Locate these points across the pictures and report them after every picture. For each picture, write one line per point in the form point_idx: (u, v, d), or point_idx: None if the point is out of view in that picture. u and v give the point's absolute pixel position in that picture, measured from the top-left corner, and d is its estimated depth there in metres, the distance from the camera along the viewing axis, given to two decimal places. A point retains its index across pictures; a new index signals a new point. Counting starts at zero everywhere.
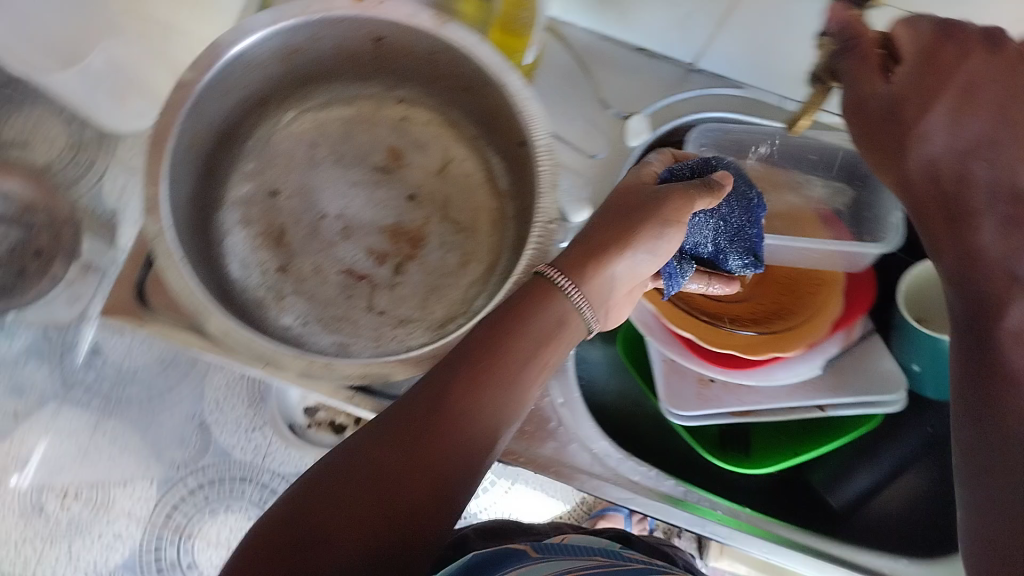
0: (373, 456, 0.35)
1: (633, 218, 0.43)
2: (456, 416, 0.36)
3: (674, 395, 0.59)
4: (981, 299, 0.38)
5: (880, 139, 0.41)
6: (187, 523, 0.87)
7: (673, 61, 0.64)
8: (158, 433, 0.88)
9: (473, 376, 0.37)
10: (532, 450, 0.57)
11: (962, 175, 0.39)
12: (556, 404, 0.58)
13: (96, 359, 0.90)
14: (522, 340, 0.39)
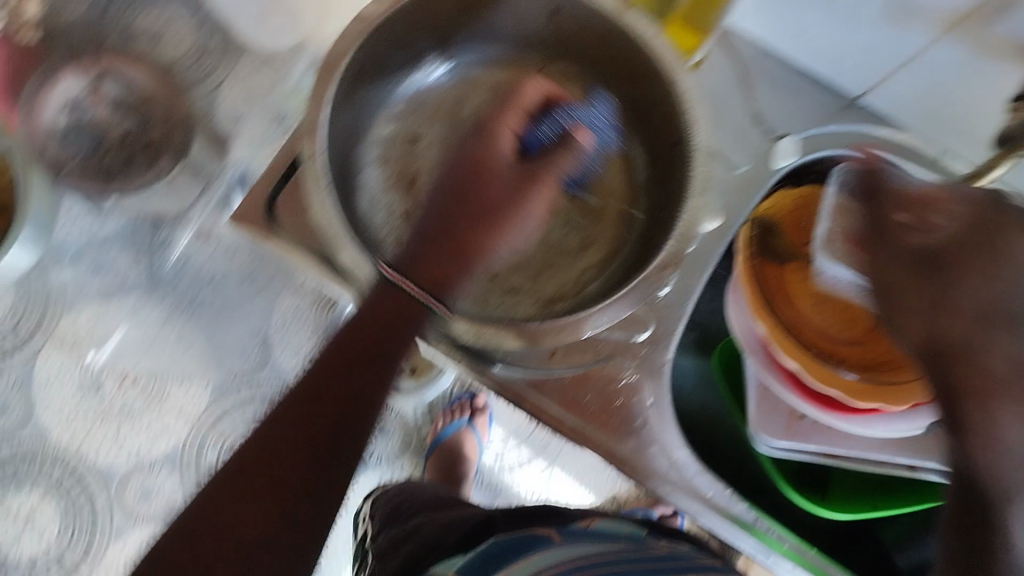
0: (260, 458, 0.46)
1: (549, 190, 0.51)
2: (316, 417, 0.47)
3: (764, 422, 0.60)
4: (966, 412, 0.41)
5: (910, 299, 0.44)
6: (231, 431, 1.08)
7: (834, 91, 0.64)
8: (220, 342, 1.10)
9: (327, 381, 0.48)
10: (611, 444, 0.58)
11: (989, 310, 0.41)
12: (646, 403, 0.58)
13: (184, 262, 1.09)
14: (378, 345, 0.49)
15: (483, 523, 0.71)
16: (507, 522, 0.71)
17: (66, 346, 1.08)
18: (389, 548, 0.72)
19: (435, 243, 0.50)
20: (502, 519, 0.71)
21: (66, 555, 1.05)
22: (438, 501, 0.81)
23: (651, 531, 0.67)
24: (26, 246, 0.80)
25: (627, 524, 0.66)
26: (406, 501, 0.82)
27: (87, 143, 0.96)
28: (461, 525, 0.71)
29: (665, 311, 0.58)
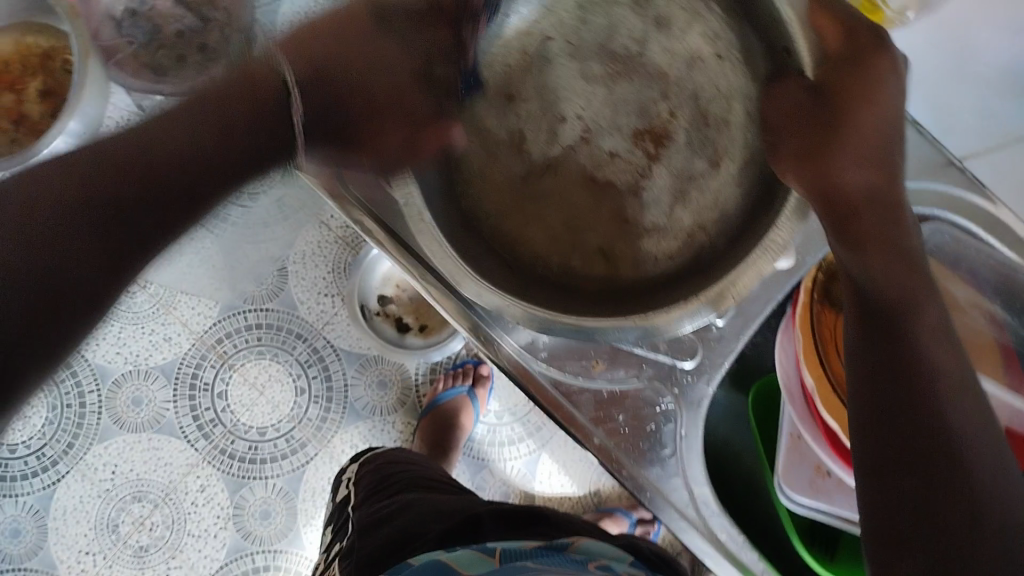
0: (92, 182, 0.45)
1: (253, 103, 0.52)
2: (181, 148, 0.49)
3: (790, 473, 0.59)
4: (881, 309, 0.46)
5: (807, 130, 0.50)
6: (233, 353, 1.07)
7: (940, 147, 0.62)
8: (237, 266, 1.08)
9: (211, 117, 0.51)
10: (637, 467, 0.57)
11: (848, 189, 0.49)
12: (677, 435, 0.58)
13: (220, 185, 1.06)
14: (251, 106, 0.52)
15: (466, 519, 0.70)
16: (489, 522, 0.70)
17: None
18: (371, 526, 0.71)
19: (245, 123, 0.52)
20: (486, 519, 0.70)
21: (49, 447, 1.03)
22: (421, 483, 0.79)
23: (636, 557, 0.65)
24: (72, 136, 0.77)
25: (615, 548, 0.64)
26: (392, 474, 0.82)
27: (143, 31, 0.93)
28: (447, 516, 0.70)
29: (716, 343, 0.57)
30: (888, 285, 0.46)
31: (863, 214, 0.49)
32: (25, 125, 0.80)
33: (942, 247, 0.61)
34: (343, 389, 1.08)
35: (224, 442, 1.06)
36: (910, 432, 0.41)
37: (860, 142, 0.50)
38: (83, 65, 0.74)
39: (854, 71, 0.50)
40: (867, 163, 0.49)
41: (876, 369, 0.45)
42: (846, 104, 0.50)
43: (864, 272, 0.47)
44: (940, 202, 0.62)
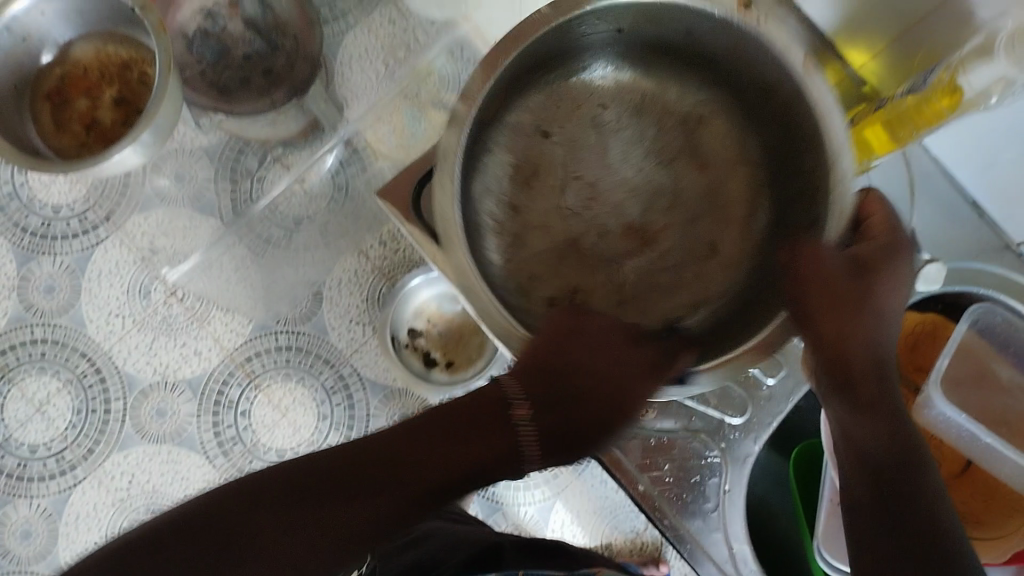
0: (296, 480, 0.48)
1: (465, 422, 0.52)
2: (424, 455, 0.50)
3: (830, 537, 0.61)
4: (890, 455, 0.46)
5: (831, 284, 0.49)
6: (261, 372, 1.05)
7: (998, 231, 0.65)
8: (276, 284, 1.08)
9: (441, 431, 0.52)
10: (679, 518, 0.62)
11: (864, 350, 0.49)
12: (721, 487, 0.62)
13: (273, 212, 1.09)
14: (494, 422, 0.52)
15: (488, 549, 0.70)
16: (512, 553, 0.70)
17: (128, 247, 1.07)
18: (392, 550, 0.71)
19: (478, 433, 0.52)
20: (507, 548, 0.71)
21: (70, 451, 1.03)
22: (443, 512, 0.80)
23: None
24: (142, 146, 0.79)
25: None
26: None
27: (213, 52, 0.94)
28: (470, 544, 0.71)
29: (765, 401, 0.62)
30: (894, 444, 0.47)
31: (869, 376, 0.49)
32: (96, 131, 0.82)
33: (995, 328, 0.62)
34: (363, 420, 1.04)
35: (243, 462, 1.03)
36: (904, 517, 0.44)
37: (880, 308, 0.50)
38: (163, 79, 0.77)
39: (885, 253, 0.50)
40: (884, 331, 0.50)
41: (881, 510, 0.45)
42: (875, 278, 0.50)
43: (871, 438, 0.47)
44: (998, 285, 0.64)
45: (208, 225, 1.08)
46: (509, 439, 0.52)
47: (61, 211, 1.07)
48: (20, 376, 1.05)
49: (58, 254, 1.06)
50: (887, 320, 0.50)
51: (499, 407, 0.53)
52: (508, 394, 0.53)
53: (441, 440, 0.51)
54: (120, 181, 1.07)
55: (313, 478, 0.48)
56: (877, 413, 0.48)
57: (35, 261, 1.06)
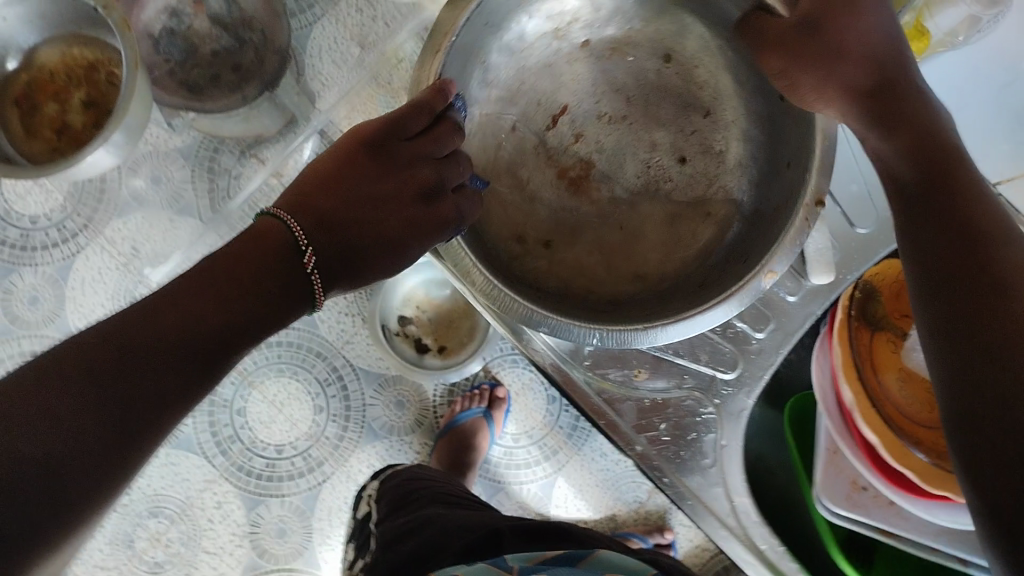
0: (123, 334, 0.45)
1: (253, 254, 0.51)
2: (223, 293, 0.49)
3: (828, 486, 0.63)
4: (931, 166, 0.48)
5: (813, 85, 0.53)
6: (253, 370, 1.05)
7: None
8: None
9: (225, 269, 0.50)
10: (680, 475, 0.65)
11: (870, 76, 0.52)
12: (720, 444, 0.64)
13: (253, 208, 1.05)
14: (267, 238, 0.52)
15: (488, 534, 0.68)
16: (512, 536, 0.69)
17: (109, 252, 1.05)
18: (395, 539, 0.71)
19: (264, 244, 0.52)
20: (508, 532, 0.69)
21: None
22: (437, 497, 0.79)
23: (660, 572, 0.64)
24: (114, 147, 0.79)
25: (637, 560, 0.62)
26: (416, 488, 0.81)
27: (179, 50, 0.90)
28: (468, 528, 0.70)
29: (755, 355, 0.63)
30: (922, 162, 0.49)
31: (881, 103, 0.52)
32: (67, 135, 0.82)
33: None
34: (360, 409, 1.06)
35: (242, 459, 1.03)
36: (958, 224, 0.45)
37: (871, 33, 0.52)
38: (131, 78, 0.76)
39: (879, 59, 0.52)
40: (883, 43, 0.53)
41: (937, 226, 0.46)
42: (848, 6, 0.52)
43: (900, 161, 0.50)
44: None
45: (189, 224, 1.05)
46: (301, 282, 0.52)
47: (39, 220, 1.05)
48: None
49: (39, 264, 1.05)
50: (885, 47, 0.53)
51: (266, 230, 0.53)
52: (287, 224, 0.53)
53: (234, 268, 0.50)
54: (97, 187, 1.05)
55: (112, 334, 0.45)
56: (901, 131, 0.50)
57: (16, 273, 1.04)
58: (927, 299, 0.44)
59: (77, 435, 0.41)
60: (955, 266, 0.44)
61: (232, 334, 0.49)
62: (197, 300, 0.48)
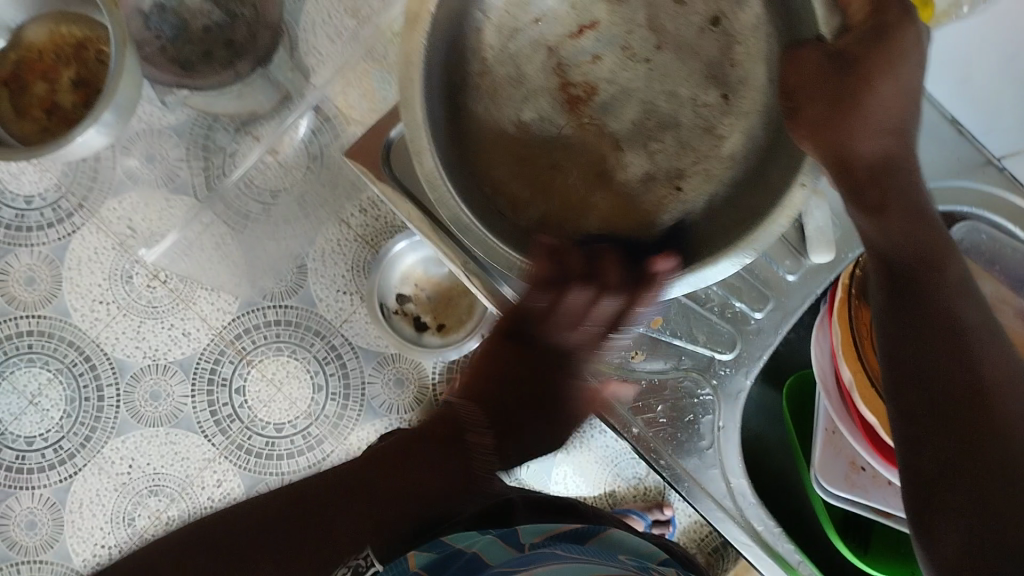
0: (327, 488, 0.57)
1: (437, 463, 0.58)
2: (390, 473, 0.58)
3: (826, 466, 0.63)
4: (918, 248, 0.47)
5: (821, 110, 0.48)
6: (252, 349, 1.05)
7: (980, 148, 0.66)
8: (259, 260, 1.05)
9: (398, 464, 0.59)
10: (675, 456, 0.65)
11: (878, 143, 0.48)
12: (714, 423, 0.64)
13: None
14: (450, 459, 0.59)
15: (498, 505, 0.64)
16: (523, 509, 0.65)
17: (106, 233, 1.05)
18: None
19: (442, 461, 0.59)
20: (519, 504, 0.65)
21: (66, 440, 1.03)
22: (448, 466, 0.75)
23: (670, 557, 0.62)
24: (104, 126, 0.79)
25: (645, 543, 0.61)
26: None
27: (172, 26, 0.90)
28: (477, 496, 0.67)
29: (754, 334, 0.63)
30: (907, 246, 0.48)
31: (882, 179, 0.49)
32: (58, 114, 0.81)
33: (980, 246, 0.65)
34: (360, 386, 1.05)
35: (241, 437, 1.04)
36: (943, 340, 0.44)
37: (885, 116, 0.48)
38: (119, 57, 0.75)
39: (894, 129, 0.48)
40: (899, 132, 0.49)
41: (923, 330, 0.45)
42: (885, 56, 0.47)
43: (886, 239, 0.48)
44: (973, 200, 0.66)
45: (183, 203, 1.01)
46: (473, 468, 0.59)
47: (35, 200, 1.04)
48: (8, 369, 1.03)
49: (36, 244, 1.04)
50: (909, 125, 0.49)
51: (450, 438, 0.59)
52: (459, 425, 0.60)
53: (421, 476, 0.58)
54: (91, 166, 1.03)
55: (254, 526, 0.54)
56: (881, 211, 0.48)
57: (13, 252, 1.04)
58: (896, 363, 0.46)
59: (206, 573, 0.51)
60: (925, 356, 0.44)
61: (360, 527, 0.56)
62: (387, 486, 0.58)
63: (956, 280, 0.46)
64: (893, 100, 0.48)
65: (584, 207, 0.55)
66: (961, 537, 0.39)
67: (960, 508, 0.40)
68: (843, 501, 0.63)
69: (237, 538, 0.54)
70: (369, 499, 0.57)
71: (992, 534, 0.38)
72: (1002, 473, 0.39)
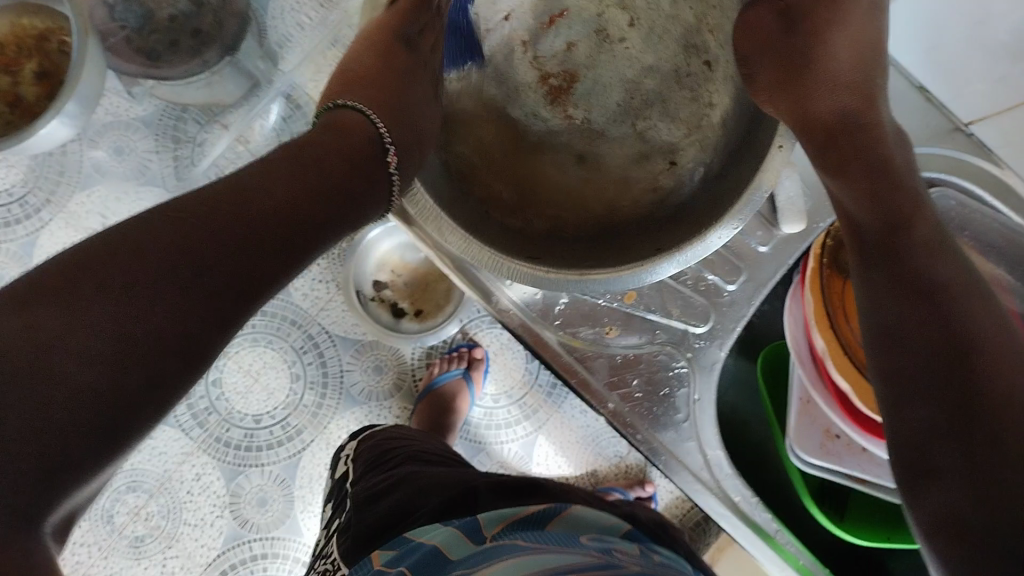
0: (179, 233, 0.43)
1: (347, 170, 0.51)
2: (293, 164, 0.49)
3: (802, 435, 0.64)
4: (887, 209, 0.45)
5: (777, 72, 0.54)
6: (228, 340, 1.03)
7: (950, 115, 0.67)
8: None
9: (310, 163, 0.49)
10: (651, 431, 0.65)
11: (828, 106, 0.51)
12: (691, 398, 0.65)
13: (219, 175, 1.01)
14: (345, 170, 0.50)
15: (462, 492, 0.68)
16: (488, 495, 0.67)
17: (75, 227, 1.01)
18: (365, 501, 0.69)
19: (279, 193, 0.47)
20: (484, 491, 0.68)
21: None
22: (413, 456, 0.78)
23: (634, 527, 0.64)
24: (68, 118, 0.77)
25: (609, 518, 0.62)
26: (391, 448, 0.79)
27: (136, 15, 0.87)
28: (444, 486, 0.69)
29: (727, 307, 0.63)
30: (875, 213, 0.46)
31: (838, 131, 0.50)
32: (21, 107, 0.79)
33: (949, 213, 0.66)
34: (338, 375, 1.05)
35: (219, 430, 1.02)
36: (919, 311, 0.42)
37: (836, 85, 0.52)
38: (81, 45, 0.75)
39: (852, 93, 0.52)
40: (851, 91, 0.52)
41: (893, 307, 0.43)
42: (817, 36, 0.54)
43: (855, 206, 0.47)
44: (947, 167, 0.66)
45: (154, 194, 1.02)
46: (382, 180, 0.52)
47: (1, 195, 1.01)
48: None
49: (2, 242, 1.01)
50: (866, 87, 0.52)
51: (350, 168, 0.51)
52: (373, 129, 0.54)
53: (311, 178, 0.49)
54: (58, 159, 1.02)
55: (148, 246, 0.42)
56: (838, 162, 0.49)
57: None
58: (876, 332, 0.44)
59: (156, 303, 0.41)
60: (903, 333, 0.43)
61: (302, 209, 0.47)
62: (303, 162, 0.49)
63: (926, 236, 0.44)
64: (850, 60, 0.53)
65: (589, 203, 0.57)
66: (959, 501, 0.37)
67: (953, 475, 0.38)
68: (818, 470, 0.63)
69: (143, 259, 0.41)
70: (266, 196, 0.46)
71: (986, 483, 0.36)
72: (989, 428, 0.37)
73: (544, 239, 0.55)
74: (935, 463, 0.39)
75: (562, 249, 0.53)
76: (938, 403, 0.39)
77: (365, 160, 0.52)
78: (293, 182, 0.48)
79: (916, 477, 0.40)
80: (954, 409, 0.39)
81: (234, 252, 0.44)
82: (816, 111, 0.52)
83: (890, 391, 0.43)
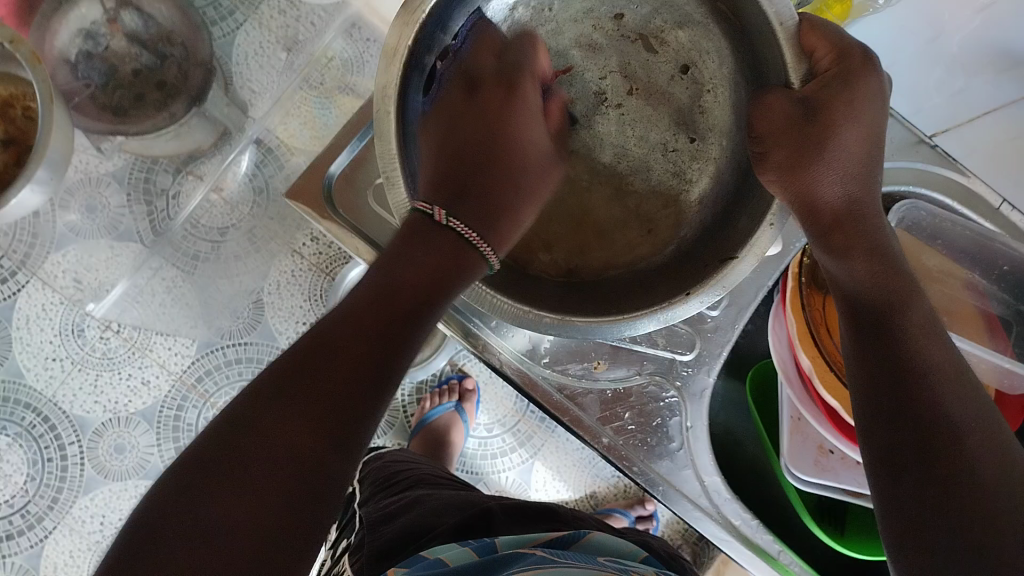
0: (276, 395, 0.42)
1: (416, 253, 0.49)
2: (385, 282, 0.48)
3: (795, 454, 0.64)
4: (883, 287, 0.47)
5: (790, 153, 0.48)
6: (214, 391, 0.99)
7: (912, 127, 0.67)
8: (213, 299, 1.01)
9: (399, 284, 0.48)
10: (647, 461, 0.65)
11: (840, 189, 0.49)
12: (684, 425, 0.65)
13: (196, 226, 1.00)
14: (431, 262, 0.48)
15: (478, 514, 0.66)
16: (502, 517, 0.66)
17: (52, 288, 0.98)
18: (375, 522, 0.67)
19: (364, 324, 0.46)
20: (498, 513, 0.67)
21: (32, 504, 0.97)
22: (421, 479, 0.77)
23: (650, 556, 0.64)
24: (40, 184, 0.77)
25: (626, 544, 0.63)
26: (400, 472, 0.79)
27: (100, 73, 0.88)
28: (457, 509, 0.68)
29: (712, 333, 0.64)
30: (874, 284, 0.48)
31: (845, 216, 0.49)
32: None
33: (922, 224, 0.67)
34: None
35: None
36: (904, 385, 0.43)
37: (851, 168, 0.49)
38: (47, 112, 0.74)
39: (858, 174, 0.50)
40: (859, 171, 0.50)
41: (882, 372, 0.45)
42: (843, 107, 0.48)
43: (853, 274, 0.49)
44: (916, 179, 0.67)
45: (131, 250, 1.00)
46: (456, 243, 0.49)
47: None
48: None
49: None
50: (872, 161, 0.50)
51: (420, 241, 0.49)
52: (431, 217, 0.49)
53: (395, 295, 0.48)
54: (27, 222, 0.98)
55: (254, 411, 0.42)
56: (844, 248, 0.49)
57: None
58: (867, 409, 0.45)
59: (276, 461, 0.41)
60: (891, 405, 0.44)
61: (383, 329, 0.46)
62: (388, 284, 0.48)
63: (923, 321, 0.46)
64: (857, 148, 0.49)
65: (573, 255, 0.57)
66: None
67: (937, 550, 0.38)
68: (812, 488, 0.64)
69: (252, 427, 0.41)
70: (354, 332, 0.45)
71: (960, 564, 0.37)
72: (973, 510, 0.38)
73: (528, 282, 0.55)
74: (919, 538, 0.39)
75: (557, 298, 0.53)
76: (926, 478, 0.40)
77: (430, 232, 0.49)
78: (377, 308, 0.47)
79: (903, 545, 0.40)
80: (939, 485, 0.39)
81: (335, 388, 0.43)
82: (824, 194, 0.49)
83: (878, 461, 0.44)
